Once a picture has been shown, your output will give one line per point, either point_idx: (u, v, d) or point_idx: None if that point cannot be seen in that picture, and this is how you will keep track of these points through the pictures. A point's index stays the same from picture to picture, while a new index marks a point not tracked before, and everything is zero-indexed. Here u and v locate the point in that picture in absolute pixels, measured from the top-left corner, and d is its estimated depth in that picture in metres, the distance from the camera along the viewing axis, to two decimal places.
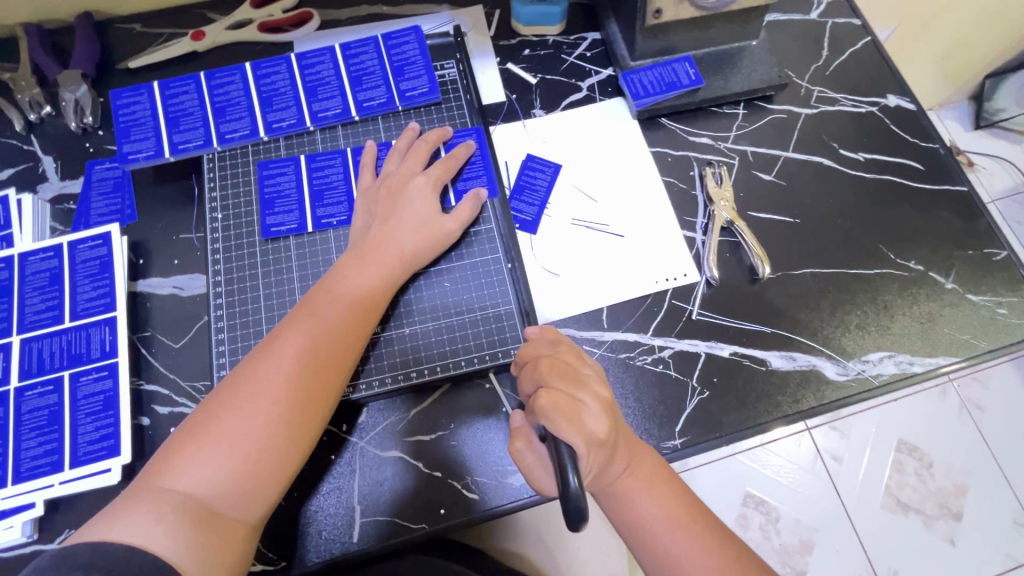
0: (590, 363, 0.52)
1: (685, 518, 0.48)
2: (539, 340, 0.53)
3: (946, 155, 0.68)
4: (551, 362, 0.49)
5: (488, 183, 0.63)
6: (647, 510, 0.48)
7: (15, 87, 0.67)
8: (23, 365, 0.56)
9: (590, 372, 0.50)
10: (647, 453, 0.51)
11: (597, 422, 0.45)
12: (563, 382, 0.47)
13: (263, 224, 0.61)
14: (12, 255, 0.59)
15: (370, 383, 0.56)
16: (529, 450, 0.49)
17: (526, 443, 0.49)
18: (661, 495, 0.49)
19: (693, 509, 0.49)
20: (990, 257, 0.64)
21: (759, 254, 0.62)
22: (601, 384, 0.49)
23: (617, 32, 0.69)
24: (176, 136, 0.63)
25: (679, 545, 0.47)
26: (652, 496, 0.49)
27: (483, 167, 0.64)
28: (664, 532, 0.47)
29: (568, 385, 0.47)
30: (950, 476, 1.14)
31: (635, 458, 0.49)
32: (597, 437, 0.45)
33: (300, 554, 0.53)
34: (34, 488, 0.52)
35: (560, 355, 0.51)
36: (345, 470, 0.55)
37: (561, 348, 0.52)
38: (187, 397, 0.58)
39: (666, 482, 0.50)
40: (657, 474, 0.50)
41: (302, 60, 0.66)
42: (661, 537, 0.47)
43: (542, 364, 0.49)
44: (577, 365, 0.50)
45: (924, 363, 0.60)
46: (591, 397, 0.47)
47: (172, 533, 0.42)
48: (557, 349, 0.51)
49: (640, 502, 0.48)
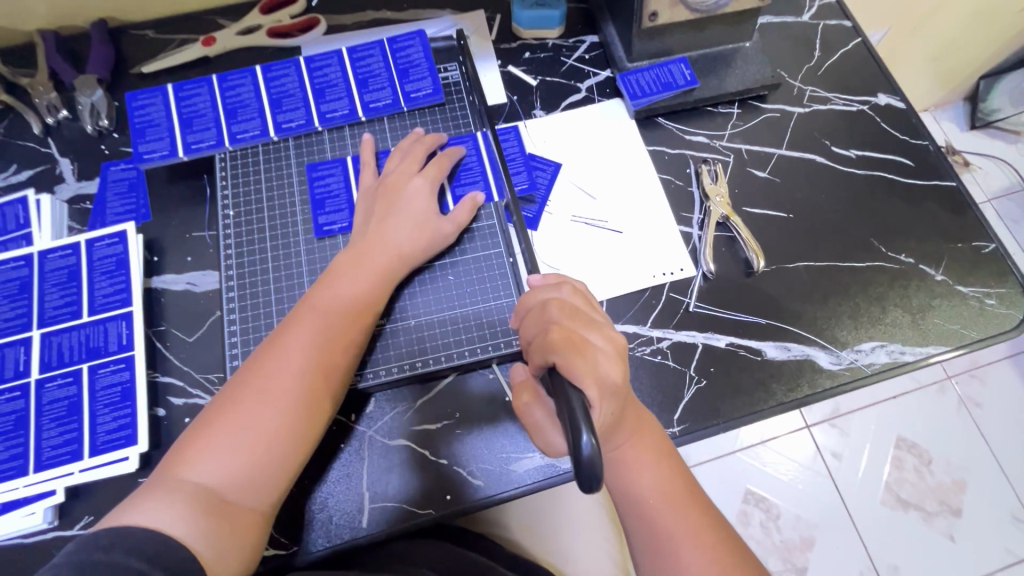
0: (598, 309, 0.52)
1: (681, 496, 0.49)
2: (543, 285, 0.53)
3: (936, 151, 0.70)
4: (560, 305, 0.49)
5: (529, 180, 0.66)
6: (646, 483, 0.49)
7: (33, 91, 0.69)
8: (43, 359, 0.58)
9: (600, 317, 0.51)
10: (651, 426, 0.52)
11: (611, 366, 0.46)
12: (573, 324, 0.48)
13: (315, 223, 0.63)
14: (31, 254, 0.62)
15: (377, 373, 0.58)
16: (536, 404, 0.48)
17: (533, 397, 0.48)
18: (664, 469, 0.50)
19: (689, 486, 0.50)
20: (979, 250, 0.66)
21: (754, 248, 0.64)
22: (614, 331, 0.50)
23: (614, 35, 0.72)
24: (190, 137, 0.65)
25: (674, 521, 0.47)
26: (653, 472, 0.50)
27: (523, 163, 0.67)
28: (661, 506, 0.48)
29: (579, 327, 0.48)
30: (949, 472, 1.16)
31: (641, 431, 0.51)
32: (613, 383, 0.45)
33: (310, 540, 0.54)
34: (55, 476, 0.54)
35: (568, 298, 0.51)
36: (353, 457, 0.57)
37: (566, 289, 0.51)
38: (201, 389, 0.60)
39: (668, 457, 0.51)
40: (660, 448, 0.51)
41: (310, 63, 0.68)
42: (655, 511, 0.48)
43: (551, 307, 0.49)
44: (588, 309, 0.51)
45: (915, 353, 0.62)
46: (602, 341, 0.48)
47: (185, 521, 0.44)
48: (563, 291, 0.51)
49: (640, 475, 0.49)
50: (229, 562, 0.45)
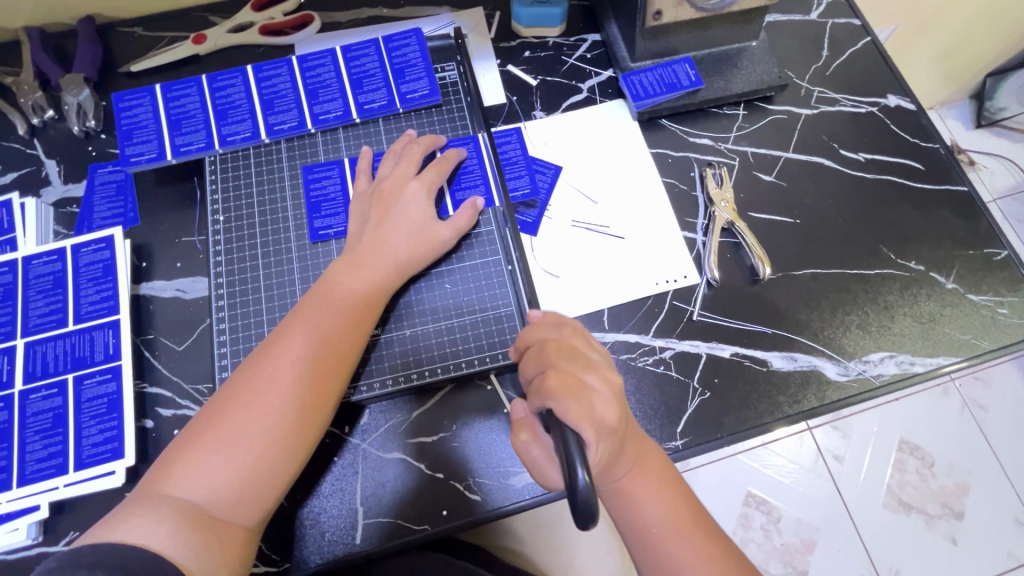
0: (597, 349, 0.51)
1: (688, 524, 0.48)
2: (543, 323, 0.52)
3: (947, 154, 0.68)
4: (557, 345, 0.49)
5: (531, 185, 0.64)
6: (651, 513, 0.47)
7: (17, 90, 0.67)
8: (27, 369, 0.56)
9: (597, 356, 0.50)
10: (654, 452, 0.50)
11: (607, 408, 0.45)
12: (569, 365, 0.47)
13: (311, 227, 0.62)
14: (15, 259, 0.60)
15: (370, 385, 0.56)
16: (534, 442, 0.47)
17: (532, 435, 0.47)
18: (669, 497, 0.48)
19: (696, 512, 0.49)
20: (991, 257, 0.64)
21: (760, 255, 0.62)
22: (610, 370, 0.49)
23: (617, 34, 0.69)
24: (178, 139, 0.63)
25: (682, 550, 0.46)
26: (656, 499, 0.48)
27: (525, 166, 0.65)
28: (668, 535, 0.47)
29: (575, 368, 0.47)
30: (951, 475, 1.14)
31: (643, 459, 0.49)
32: (607, 425, 0.44)
33: (303, 556, 0.53)
34: (38, 491, 0.52)
35: (567, 338, 0.50)
36: (347, 471, 0.55)
37: (566, 330, 0.51)
38: (190, 400, 0.58)
39: (671, 484, 0.49)
40: (664, 475, 0.49)
41: (303, 63, 0.66)
42: (661, 542, 0.47)
43: (548, 349, 0.48)
44: (584, 348, 0.50)
45: (925, 363, 0.60)
46: (599, 382, 0.47)
47: (171, 537, 0.42)
48: (564, 332, 0.51)
49: (644, 504, 0.48)
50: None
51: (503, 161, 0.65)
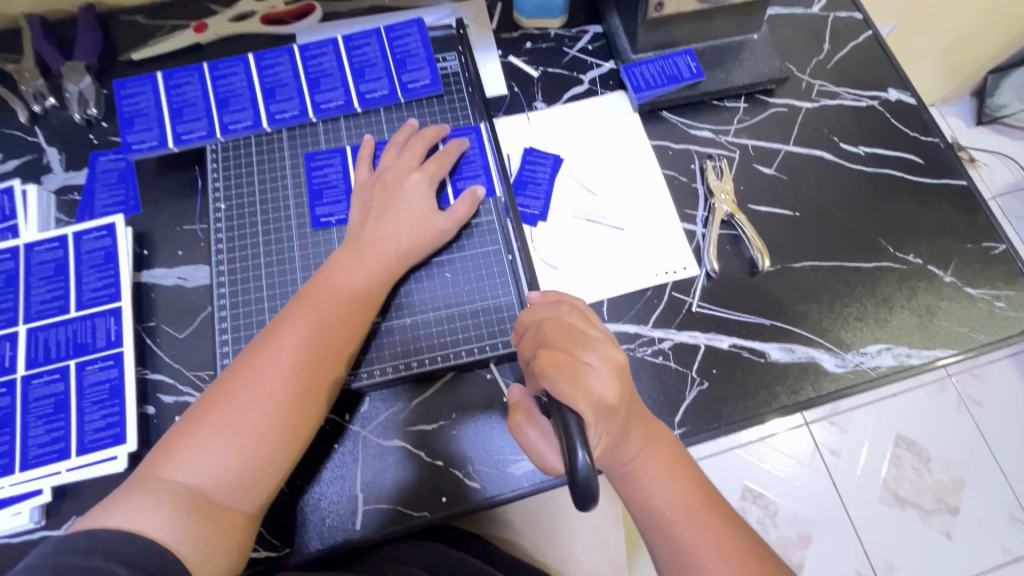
0: (598, 327, 0.51)
1: (701, 506, 0.48)
2: (541, 304, 0.52)
3: (947, 149, 0.68)
4: (554, 324, 0.49)
5: (544, 209, 0.64)
6: (664, 497, 0.48)
7: (19, 78, 0.67)
8: (29, 355, 0.56)
9: (597, 333, 0.49)
10: (663, 438, 0.51)
11: (606, 387, 0.45)
12: (566, 344, 0.47)
13: (313, 214, 0.62)
14: (17, 246, 0.60)
15: (371, 372, 0.57)
16: (530, 424, 0.48)
17: (526, 417, 0.48)
18: (679, 481, 0.49)
19: (708, 495, 0.49)
20: (988, 251, 0.64)
21: (759, 247, 0.62)
22: (611, 346, 0.48)
23: (619, 26, 0.69)
24: (180, 127, 0.63)
25: (695, 534, 0.47)
26: (667, 484, 0.49)
27: (546, 191, 0.65)
28: (680, 519, 0.47)
29: (571, 347, 0.47)
30: (947, 470, 1.13)
31: (651, 442, 0.49)
32: (605, 402, 0.44)
33: (302, 541, 0.53)
34: (41, 475, 0.53)
35: (565, 316, 0.50)
36: (347, 457, 0.56)
37: (563, 308, 0.51)
38: (192, 387, 0.58)
39: (682, 468, 0.50)
40: (674, 459, 0.50)
41: (304, 52, 0.66)
42: (673, 524, 0.47)
43: (546, 328, 0.49)
44: (583, 326, 0.50)
45: (922, 355, 0.60)
46: (599, 359, 0.47)
47: (170, 522, 0.42)
48: (561, 310, 0.51)
49: (655, 488, 0.48)
50: (216, 564, 0.43)
51: (527, 182, 0.66)
